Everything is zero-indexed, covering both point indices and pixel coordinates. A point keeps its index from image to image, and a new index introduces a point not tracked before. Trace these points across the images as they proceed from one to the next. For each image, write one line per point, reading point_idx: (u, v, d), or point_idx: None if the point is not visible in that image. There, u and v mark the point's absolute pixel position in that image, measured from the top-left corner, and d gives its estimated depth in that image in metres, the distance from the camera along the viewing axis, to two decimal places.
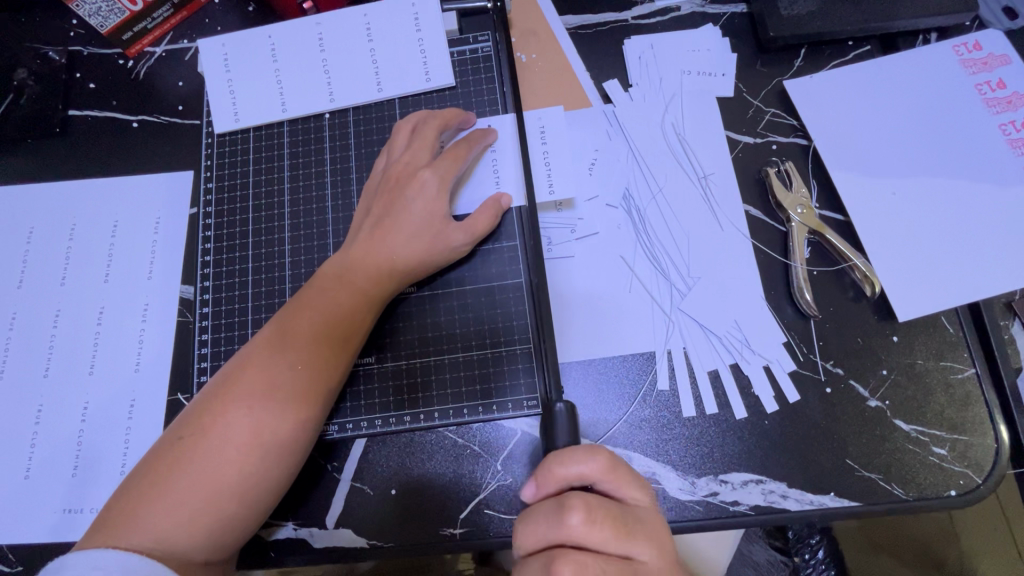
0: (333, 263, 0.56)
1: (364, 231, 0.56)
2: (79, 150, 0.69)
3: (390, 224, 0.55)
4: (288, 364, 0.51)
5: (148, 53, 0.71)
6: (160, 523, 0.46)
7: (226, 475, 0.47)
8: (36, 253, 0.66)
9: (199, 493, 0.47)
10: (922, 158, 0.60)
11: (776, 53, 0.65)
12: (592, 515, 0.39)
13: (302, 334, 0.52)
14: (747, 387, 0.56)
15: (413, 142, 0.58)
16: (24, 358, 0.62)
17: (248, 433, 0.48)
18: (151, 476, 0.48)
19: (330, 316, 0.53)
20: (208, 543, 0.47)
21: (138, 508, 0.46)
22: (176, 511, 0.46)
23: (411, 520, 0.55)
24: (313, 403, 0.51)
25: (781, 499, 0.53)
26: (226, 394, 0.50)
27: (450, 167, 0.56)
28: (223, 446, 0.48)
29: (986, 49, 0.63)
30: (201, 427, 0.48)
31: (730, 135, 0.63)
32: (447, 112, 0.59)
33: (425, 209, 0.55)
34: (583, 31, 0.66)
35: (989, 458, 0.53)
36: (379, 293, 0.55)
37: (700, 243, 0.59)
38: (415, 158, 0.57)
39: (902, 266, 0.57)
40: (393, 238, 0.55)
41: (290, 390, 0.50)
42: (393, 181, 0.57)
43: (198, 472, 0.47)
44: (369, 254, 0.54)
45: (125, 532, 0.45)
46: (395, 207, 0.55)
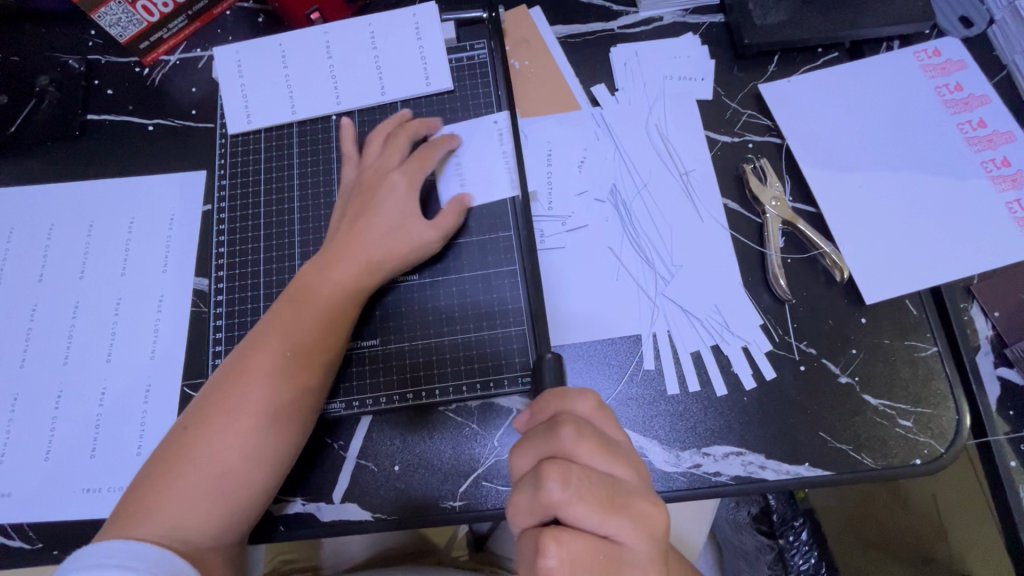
0: (313, 263, 0.59)
1: (344, 231, 0.60)
2: (97, 152, 0.73)
3: (367, 223, 0.59)
4: (273, 356, 0.54)
5: (163, 61, 0.75)
6: (166, 514, 0.49)
7: (225, 462, 0.51)
8: (56, 248, 0.69)
9: (199, 486, 0.50)
10: (886, 155, 0.65)
11: (752, 59, 0.70)
12: (585, 434, 0.42)
13: (289, 329, 0.55)
14: (727, 366, 0.60)
15: (383, 149, 0.63)
16: (45, 347, 0.66)
17: (245, 424, 0.52)
18: (154, 472, 0.51)
19: (312, 310, 0.56)
20: (213, 529, 0.51)
21: (147, 502, 0.50)
22: (180, 502, 0.50)
23: (414, 493, 0.59)
24: (298, 390, 0.54)
25: (759, 469, 0.56)
26: (221, 388, 0.53)
27: (415, 168, 0.61)
28: (222, 438, 0.52)
29: (944, 55, 0.68)
30: (198, 423, 0.52)
31: (709, 134, 0.67)
32: (416, 123, 0.64)
33: (398, 208, 0.59)
34: (572, 40, 0.71)
35: (951, 430, 0.57)
36: (360, 288, 0.58)
37: (682, 232, 0.64)
38: (384, 161, 0.62)
39: (869, 253, 0.62)
40: (370, 236, 0.58)
41: (283, 381, 0.53)
42: (366, 186, 0.61)
43: (196, 464, 0.51)
44: (348, 250, 0.58)
45: (135, 524, 0.49)
46: (369, 208, 0.59)
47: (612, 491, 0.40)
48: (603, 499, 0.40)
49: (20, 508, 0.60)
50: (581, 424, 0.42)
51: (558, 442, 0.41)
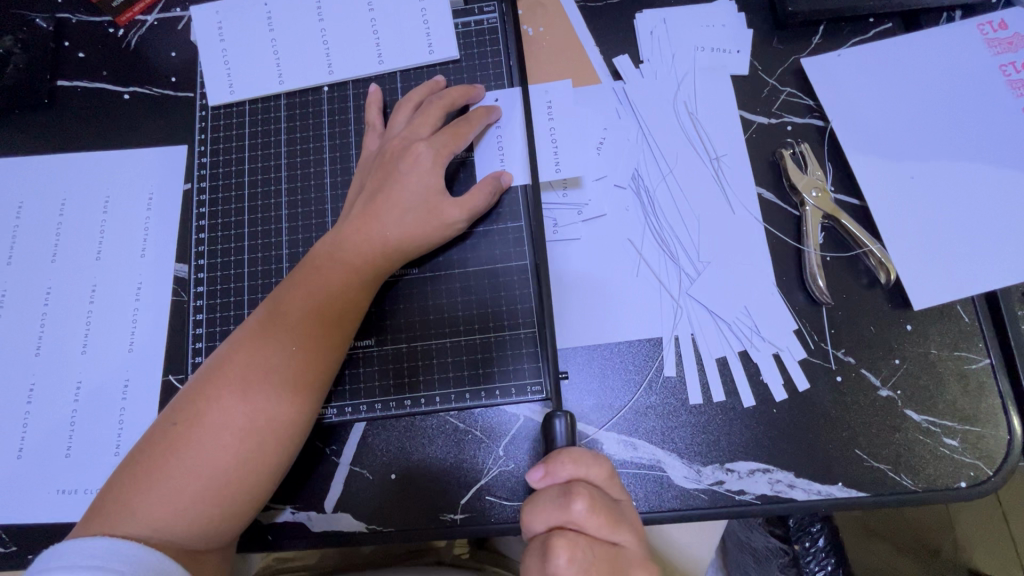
0: (324, 242, 0.54)
1: (359, 207, 0.54)
2: (69, 121, 0.66)
3: (384, 202, 0.53)
4: (280, 347, 0.49)
5: (139, 22, 0.68)
6: (157, 512, 0.45)
7: (220, 463, 0.46)
8: (25, 228, 0.64)
9: (192, 482, 0.46)
10: (941, 143, 0.58)
11: (794, 29, 0.62)
12: (597, 507, 0.40)
13: (289, 314, 0.50)
14: (756, 375, 0.54)
15: (413, 119, 0.56)
16: (16, 336, 0.61)
17: (243, 416, 0.47)
18: (144, 465, 0.46)
19: (324, 298, 0.51)
20: (204, 532, 0.46)
21: (134, 497, 0.45)
22: (173, 499, 0.45)
23: (411, 505, 0.54)
24: (304, 386, 0.49)
25: (788, 488, 0.52)
26: (213, 378, 0.48)
27: (447, 143, 0.54)
28: (218, 432, 0.47)
29: (1012, 29, 0.60)
30: (194, 414, 0.47)
31: (744, 115, 0.60)
32: (454, 91, 0.57)
33: (420, 185, 0.53)
34: (593, 4, 0.64)
35: (1000, 450, 0.52)
36: (373, 272, 0.53)
37: (711, 226, 0.58)
38: (413, 132, 0.55)
39: (918, 253, 0.55)
40: (388, 217, 0.53)
41: (285, 372, 0.49)
42: (389, 157, 0.55)
43: (191, 459, 0.46)
44: (365, 232, 0.53)
45: (122, 520, 0.44)
46: (388, 182, 0.54)
47: (613, 562, 0.40)
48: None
49: None
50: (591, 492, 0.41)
51: (569, 515, 0.40)
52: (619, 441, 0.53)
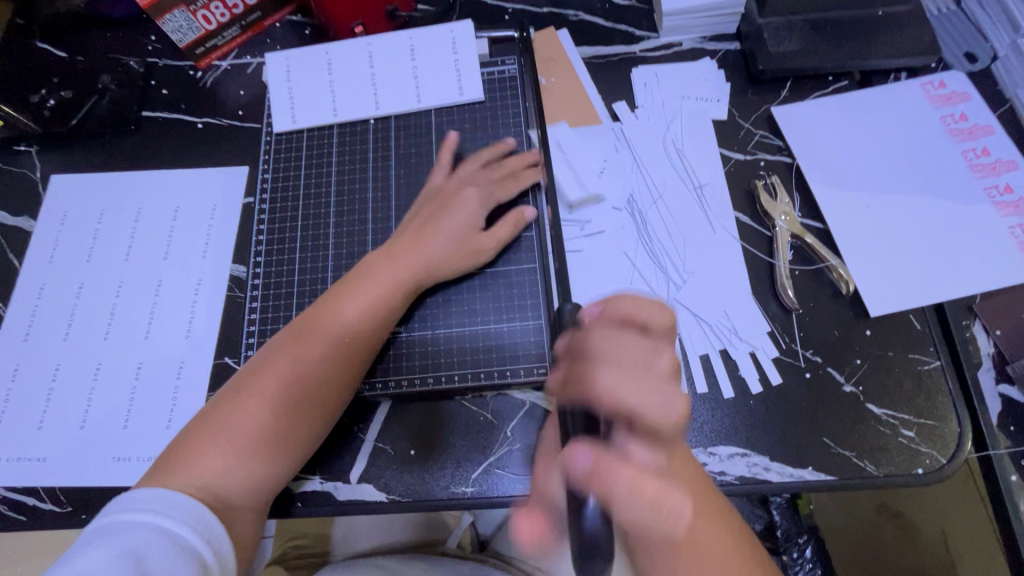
0: (377, 252, 0.63)
1: (409, 228, 0.64)
2: (149, 145, 0.78)
3: (432, 228, 0.64)
4: (333, 339, 0.58)
5: (215, 66, 0.81)
6: (206, 469, 0.52)
7: (266, 433, 0.54)
8: (105, 231, 0.74)
9: (245, 442, 0.53)
10: (893, 178, 0.68)
11: (766, 83, 0.74)
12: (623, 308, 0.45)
13: (343, 311, 0.59)
14: (734, 370, 0.62)
15: (475, 170, 0.68)
16: (87, 323, 0.70)
17: (296, 390, 0.55)
18: (199, 429, 0.54)
19: (372, 298, 0.60)
20: (242, 488, 0.53)
21: (188, 454, 0.52)
22: (227, 457, 0.53)
23: (427, 478, 0.61)
24: (343, 370, 0.58)
25: (763, 471, 0.58)
26: (276, 357, 0.57)
27: (492, 190, 0.67)
28: (274, 400, 0.55)
29: (950, 88, 0.72)
30: (255, 385, 0.55)
31: (723, 152, 0.71)
32: (502, 145, 0.70)
33: (464, 218, 0.64)
34: (596, 60, 0.76)
35: (953, 441, 0.58)
36: (417, 282, 0.62)
37: (695, 242, 0.67)
38: (462, 177, 0.68)
39: (874, 269, 0.64)
40: (436, 240, 0.63)
41: (338, 359, 0.57)
42: (442, 194, 0.67)
43: (248, 423, 0.54)
44: (411, 249, 0.62)
45: (178, 472, 0.51)
46: (435, 216, 0.64)
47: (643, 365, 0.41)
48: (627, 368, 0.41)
49: (53, 472, 0.64)
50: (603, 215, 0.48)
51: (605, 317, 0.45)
52: None
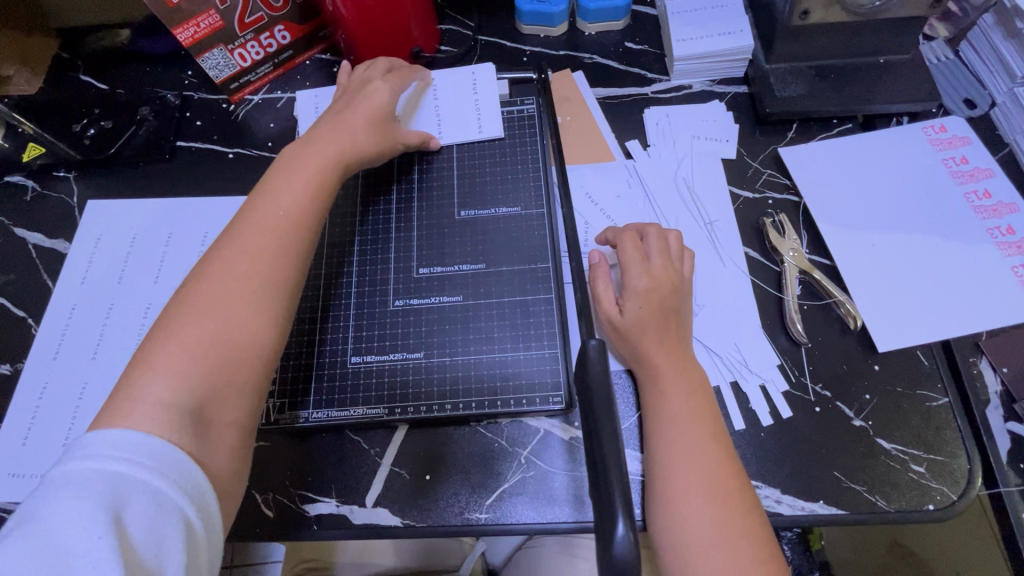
0: (295, 147, 0.63)
1: (321, 128, 0.66)
2: (182, 173, 0.82)
3: (344, 120, 0.66)
4: (271, 224, 0.56)
5: (247, 100, 0.86)
6: (156, 397, 0.46)
7: (211, 332, 0.50)
8: (135, 253, 0.77)
9: (200, 349, 0.49)
10: (897, 218, 0.70)
11: (772, 125, 0.77)
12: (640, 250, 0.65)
13: (274, 190, 0.58)
14: (745, 403, 0.63)
15: (370, 69, 0.73)
16: (115, 342, 0.72)
17: (240, 273, 0.53)
18: (135, 369, 0.48)
19: (312, 170, 0.61)
20: (218, 399, 0.48)
21: (130, 393, 0.46)
22: (183, 372, 0.48)
23: (441, 504, 0.62)
24: (286, 237, 0.56)
25: (775, 503, 0.59)
26: (204, 266, 0.53)
27: (399, 82, 0.72)
28: (215, 296, 0.51)
29: (950, 132, 0.75)
30: (185, 296, 0.51)
31: (732, 189, 0.74)
32: (405, 70, 0.75)
33: (376, 104, 0.68)
34: (609, 101, 0.80)
35: (964, 478, 0.59)
36: (360, 148, 0.65)
37: (706, 275, 0.69)
38: (365, 77, 0.72)
39: (882, 305, 0.66)
40: (357, 124, 0.66)
41: (278, 220, 0.56)
42: (350, 90, 0.71)
43: (194, 331, 0.49)
44: (337, 140, 0.64)
45: (132, 409, 0.45)
46: (346, 110, 0.67)
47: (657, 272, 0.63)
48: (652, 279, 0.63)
49: None
50: (639, 243, 0.66)
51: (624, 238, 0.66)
52: (627, 455, 0.62)
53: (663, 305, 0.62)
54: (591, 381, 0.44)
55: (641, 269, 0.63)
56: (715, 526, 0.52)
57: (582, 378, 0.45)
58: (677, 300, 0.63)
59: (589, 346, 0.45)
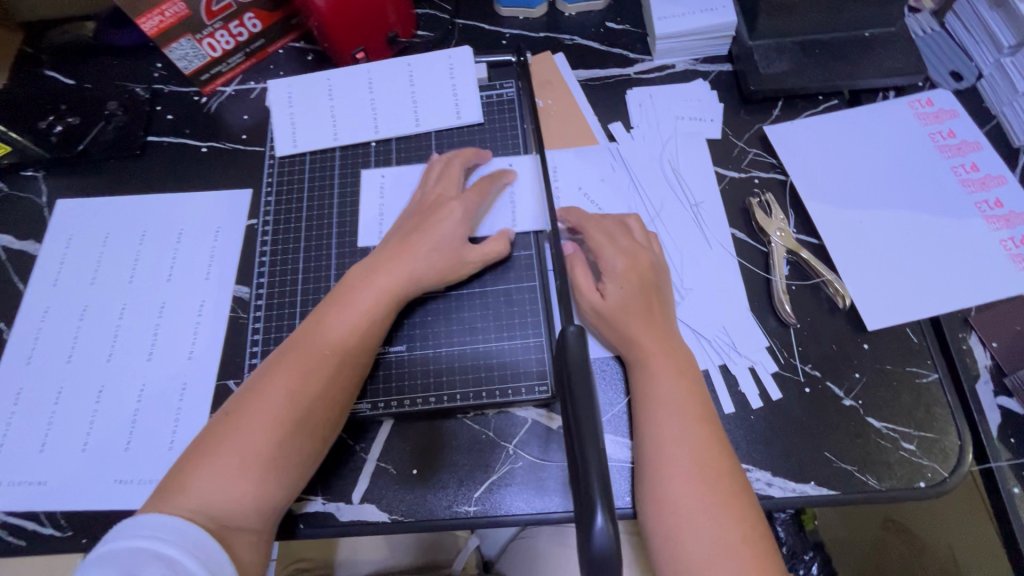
0: (355, 274, 0.63)
1: (394, 245, 0.64)
2: (154, 169, 0.80)
3: (415, 242, 0.63)
4: (331, 350, 0.59)
5: (220, 92, 0.83)
6: (206, 490, 0.52)
7: (261, 440, 0.54)
8: (109, 254, 0.75)
9: (247, 458, 0.54)
10: (885, 194, 0.69)
11: (757, 103, 0.76)
12: (614, 233, 0.65)
13: (313, 356, 0.58)
14: (734, 386, 0.62)
15: (433, 174, 0.69)
16: (91, 345, 0.70)
17: (287, 400, 0.56)
18: (199, 455, 0.54)
19: (343, 346, 0.59)
20: (245, 506, 0.53)
21: (187, 479, 0.52)
22: (227, 476, 0.53)
23: (429, 498, 0.61)
24: (310, 443, 0.57)
25: (766, 486, 0.58)
26: (270, 376, 0.57)
27: (473, 199, 0.66)
28: (268, 410, 0.55)
29: (937, 105, 0.73)
30: (246, 406, 0.56)
31: (718, 170, 0.73)
32: (466, 152, 0.70)
33: (448, 233, 0.64)
34: (591, 82, 0.78)
35: (954, 455, 0.58)
36: (398, 297, 0.62)
37: (693, 258, 0.68)
38: (445, 189, 0.67)
39: (870, 283, 0.65)
40: (420, 253, 0.63)
41: (308, 423, 0.57)
42: (426, 207, 0.66)
43: (245, 441, 0.54)
44: (395, 261, 0.62)
45: (180, 498, 0.51)
46: (418, 229, 0.64)
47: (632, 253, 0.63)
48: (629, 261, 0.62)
49: (52, 496, 0.63)
50: (611, 225, 0.66)
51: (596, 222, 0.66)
52: (616, 443, 0.61)
53: (642, 280, 0.62)
54: (570, 369, 0.42)
55: (615, 250, 0.63)
56: (694, 526, 0.50)
57: (561, 367, 0.42)
58: (656, 276, 0.63)
59: (567, 332, 0.43)
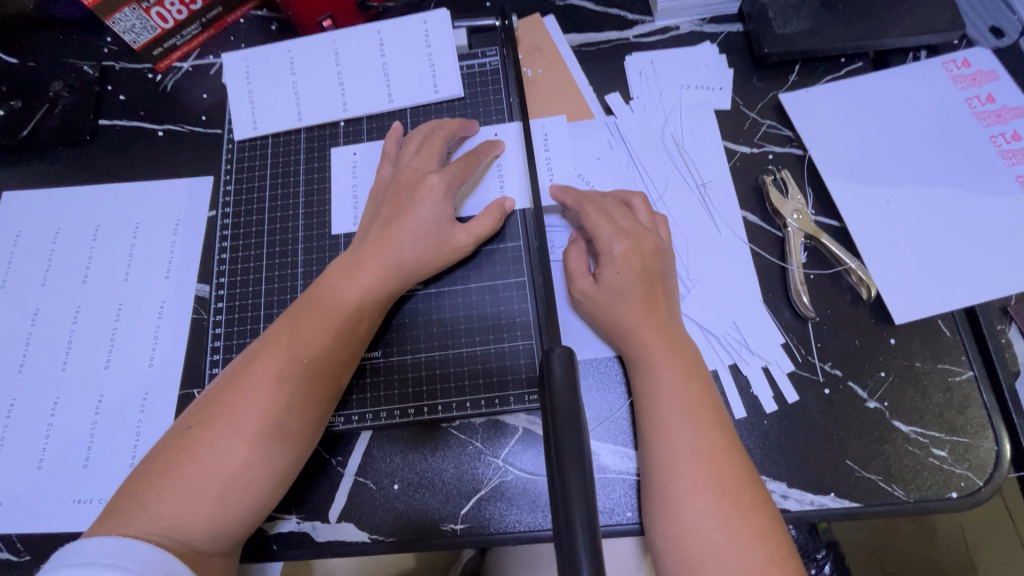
0: (341, 262, 0.57)
1: (375, 231, 0.58)
2: (107, 157, 0.72)
3: (397, 227, 0.57)
4: (308, 347, 0.52)
5: (176, 68, 0.75)
6: (166, 511, 0.46)
7: (229, 454, 0.48)
8: (60, 252, 0.69)
9: (208, 479, 0.47)
10: (915, 168, 0.62)
11: (771, 69, 0.68)
12: (614, 213, 0.57)
13: (289, 350, 0.52)
14: (746, 388, 0.56)
15: (411, 149, 0.61)
16: (44, 353, 0.65)
17: (254, 410, 0.49)
18: (155, 471, 0.48)
19: (326, 347, 0.53)
20: (209, 531, 0.47)
21: (142, 498, 0.46)
22: (185, 499, 0.47)
23: (412, 515, 0.56)
24: (288, 458, 0.50)
25: (781, 499, 0.53)
26: (236, 380, 0.51)
27: (457, 174, 0.59)
28: (234, 419, 0.49)
29: (975, 66, 0.65)
30: (209, 417, 0.49)
31: (727, 145, 0.65)
32: (452, 122, 0.63)
33: (432, 214, 0.57)
34: (585, 48, 0.70)
35: (990, 461, 0.53)
36: (388, 290, 0.56)
37: (698, 246, 0.61)
38: (423, 163, 0.60)
39: (898, 271, 0.58)
40: (404, 238, 0.56)
41: (284, 434, 0.50)
42: (403, 186, 0.59)
43: (208, 459, 0.48)
44: (377, 251, 0.56)
45: (133, 519, 0.45)
46: (402, 212, 0.57)
47: (635, 235, 0.56)
48: (631, 244, 0.55)
49: (8, 518, 0.59)
50: (611, 204, 0.58)
51: (594, 201, 0.58)
52: (616, 453, 0.56)
53: (646, 265, 0.55)
54: (556, 403, 0.37)
55: (614, 230, 0.56)
56: (717, 546, 0.44)
57: (548, 400, 0.38)
58: (661, 262, 0.56)
59: (553, 356, 0.39)
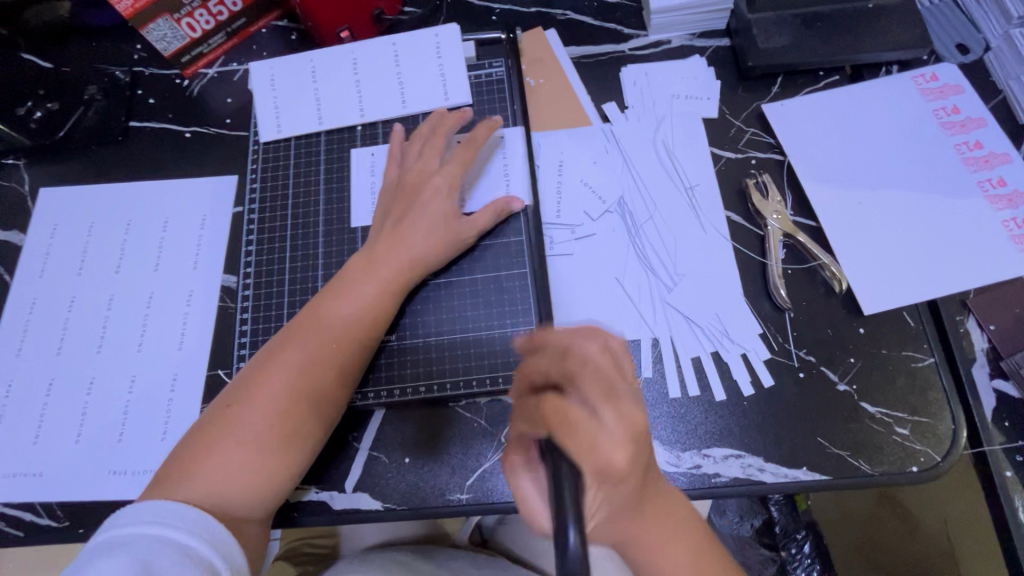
0: (358, 257, 0.62)
1: (388, 227, 0.63)
2: (137, 156, 0.78)
3: (409, 224, 0.63)
4: (330, 333, 0.58)
5: (201, 74, 0.81)
6: (209, 479, 0.52)
7: (263, 430, 0.54)
8: (95, 243, 0.74)
9: (243, 452, 0.53)
10: (886, 173, 0.67)
11: (755, 80, 0.73)
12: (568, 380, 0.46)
13: (313, 336, 0.57)
14: (727, 373, 0.62)
15: (418, 154, 0.67)
16: (81, 336, 0.70)
17: (284, 389, 0.55)
18: (195, 446, 0.53)
19: (345, 331, 0.58)
20: (245, 500, 0.52)
21: (185, 470, 0.52)
22: (225, 469, 0.52)
23: (423, 486, 0.61)
24: (315, 434, 0.56)
25: (758, 472, 0.58)
26: (266, 363, 0.56)
27: (458, 173, 0.65)
28: (266, 397, 0.55)
29: (942, 80, 0.71)
30: (243, 397, 0.55)
31: (714, 150, 0.71)
32: (454, 126, 0.68)
33: (440, 211, 0.63)
34: (585, 60, 0.76)
35: (947, 438, 0.58)
36: (402, 280, 0.61)
37: (685, 244, 0.67)
38: (428, 165, 0.65)
39: (868, 267, 0.64)
40: (415, 233, 0.62)
41: (310, 410, 0.55)
42: (410, 187, 0.65)
43: (243, 433, 0.53)
44: (391, 245, 0.62)
45: (179, 487, 0.51)
46: (412, 209, 0.63)
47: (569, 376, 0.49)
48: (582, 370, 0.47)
49: (49, 487, 0.64)
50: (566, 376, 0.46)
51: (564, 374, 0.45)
52: None
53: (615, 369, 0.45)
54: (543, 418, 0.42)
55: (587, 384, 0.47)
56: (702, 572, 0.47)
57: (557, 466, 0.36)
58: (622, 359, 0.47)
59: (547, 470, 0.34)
